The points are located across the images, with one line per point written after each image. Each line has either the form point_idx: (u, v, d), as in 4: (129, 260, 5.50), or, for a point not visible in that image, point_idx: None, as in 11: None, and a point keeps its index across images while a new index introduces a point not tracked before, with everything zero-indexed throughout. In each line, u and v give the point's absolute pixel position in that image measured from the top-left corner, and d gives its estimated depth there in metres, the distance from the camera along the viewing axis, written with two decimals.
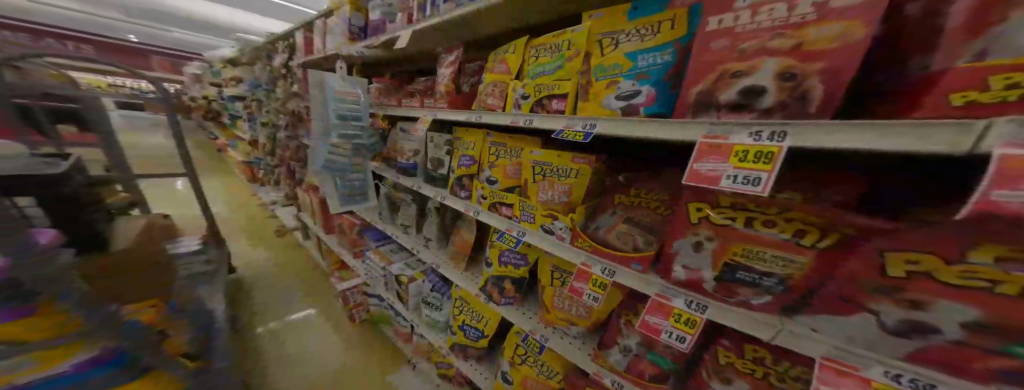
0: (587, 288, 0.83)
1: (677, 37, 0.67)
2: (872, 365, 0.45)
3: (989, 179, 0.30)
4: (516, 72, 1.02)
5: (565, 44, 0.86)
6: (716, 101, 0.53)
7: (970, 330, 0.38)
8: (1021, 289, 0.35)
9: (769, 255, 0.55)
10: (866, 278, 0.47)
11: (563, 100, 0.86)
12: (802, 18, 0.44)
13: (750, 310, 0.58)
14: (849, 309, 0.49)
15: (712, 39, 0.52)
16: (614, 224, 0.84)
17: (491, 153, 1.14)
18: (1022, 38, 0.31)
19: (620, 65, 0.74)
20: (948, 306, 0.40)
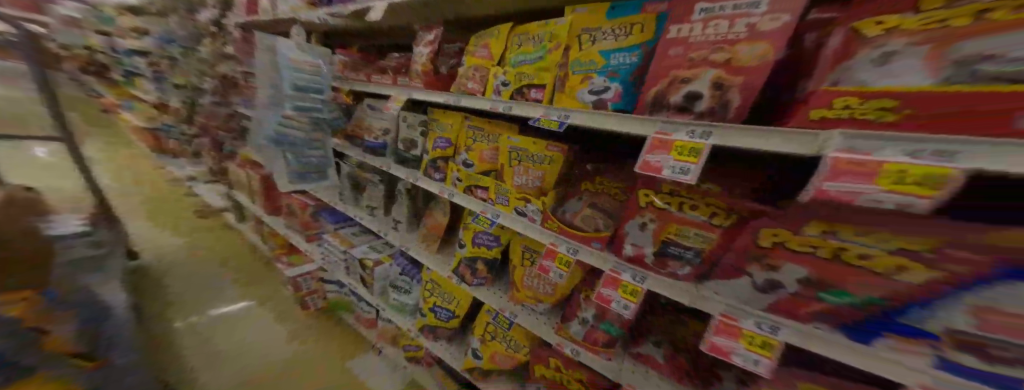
0: (553, 265, 0.91)
1: (647, 39, 0.73)
2: (746, 318, 0.58)
3: (824, 175, 0.41)
4: (497, 58, 1.05)
5: (547, 36, 0.90)
6: (667, 103, 0.60)
7: (803, 284, 0.51)
8: (831, 253, 0.48)
9: (693, 232, 0.66)
10: (748, 249, 0.58)
11: (541, 91, 0.91)
12: (737, 36, 0.52)
13: (676, 280, 0.68)
14: (735, 273, 0.61)
15: (671, 46, 0.59)
16: (579, 209, 0.93)
17: (469, 137, 1.18)
18: (860, 72, 0.42)
19: (594, 62, 0.80)
20: (791, 268, 0.53)
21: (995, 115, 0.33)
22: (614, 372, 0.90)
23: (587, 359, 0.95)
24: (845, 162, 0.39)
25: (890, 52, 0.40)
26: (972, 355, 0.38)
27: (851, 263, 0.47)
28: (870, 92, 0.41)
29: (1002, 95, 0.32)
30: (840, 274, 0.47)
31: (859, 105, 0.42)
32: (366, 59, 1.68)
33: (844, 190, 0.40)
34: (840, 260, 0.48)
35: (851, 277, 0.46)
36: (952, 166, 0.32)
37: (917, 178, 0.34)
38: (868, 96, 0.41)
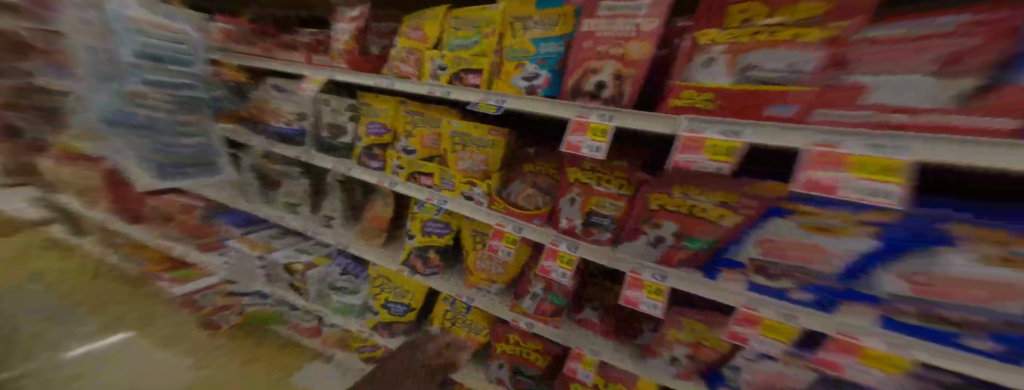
0: (501, 245, 0.97)
1: (569, 31, 0.80)
2: (646, 271, 0.77)
3: (679, 149, 0.57)
4: (433, 41, 1.04)
5: (482, 21, 0.92)
6: (583, 90, 0.69)
7: (676, 235, 0.77)
8: (686, 207, 0.77)
9: (608, 203, 0.85)
10: (642, 213, 0.81)
11: (479, 76, 0.93)
12: (629, 34, 0.62)
13: (598, 245, 0.84)
14: (636, 235, 0.82)
15: (585, 39, 0.67)
16: (520, 189, 1.00)
17: (407, 122, 1.18)
18: (696, 73, 0.62)
19: (525, 50, 0.85)
20: (668, 223, 0.78)
21: (758, 108, 0.54)
22: (567, 339, 1.02)
23: (540, 329, 1.06)
24: (694, 140, 0.56)
25: (710, 59, 0.60)
26: (760, 275, 0.68)
27: (699, 215, 0.75)
28: (702, 87, 0.60)
29: (766, 92, 0.54)
30: (692, 223, 0.76)
31: (697, 96, 0.60)
32: (264, 31, 1.48)
33: (690, 159, 0.56)
34: (692, 214, 0.76)
35: (696, 224, 0.75)
36: (739, 140, 0.53)
37: (721, 150, 0.54)
38: (701, 89, 0.60)
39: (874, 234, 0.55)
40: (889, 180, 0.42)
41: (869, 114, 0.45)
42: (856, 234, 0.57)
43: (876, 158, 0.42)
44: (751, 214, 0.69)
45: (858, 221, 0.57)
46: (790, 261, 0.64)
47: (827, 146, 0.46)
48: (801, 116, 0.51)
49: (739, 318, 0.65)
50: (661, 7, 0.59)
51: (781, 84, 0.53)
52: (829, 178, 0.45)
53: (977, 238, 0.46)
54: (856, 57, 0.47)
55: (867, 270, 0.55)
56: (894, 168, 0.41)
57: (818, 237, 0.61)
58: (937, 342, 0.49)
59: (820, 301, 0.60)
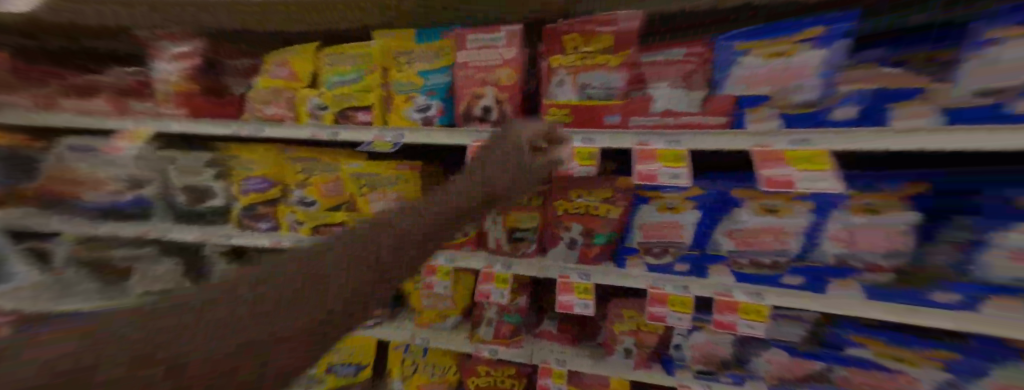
0: (434, 279, 1.17)
1: (452, 61, 0.82)
2: (573, 273, 0.99)
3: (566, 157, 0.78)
4: (308, 80, 0.95)
5: (360, 57, 0.88)
6: (473, 114, 0.79)
7: (585, 234, 1.01)
8: (580, 207, 1.02)
9: (524, 217, 1.07)
10: (555, 219, 1.05)
11: (369, 112, 0.89)
12: (498, 62, 0.77)
13: (529, 257, 1.07)
14: (555, 240, 1.06)
15: (463, 68, 0.79)
16: (454, 217, 1.13)
17: (296, 170, 1.05)
18: (554, 91, 0.84)
19: (413, 82, 0.84)
20: (574, 226, 1.03)
21: (599, 120, 0.81)
22: (534, 358, 1.10)
23: (502, 353, 1.11)
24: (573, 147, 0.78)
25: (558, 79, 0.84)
26: (650, 256, 0.97)
27: (596, 215, 1.01)
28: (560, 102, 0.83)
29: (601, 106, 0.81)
30: (590, 221, 1.01)
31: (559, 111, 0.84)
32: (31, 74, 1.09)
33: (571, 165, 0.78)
34: (591, 215, 1.01)
35: (592, 221, 1.01)
36: (592, 145, 0.79)
37: (584, 155, 0.80)
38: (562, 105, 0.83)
39: (692, 206, 0.93)
40: (679, 166, 0.73)
41: (662, 117, 0.79)
42: (687, 209, 0.94)
43: (669, 149, 0.75)
44: (626, 206, 0.99)
45: (682, 197, 0.95)
46: (654, 238, 0.98)
47: (644, 144, 0.76)
48: (625, 122, 0.81)
49: (652, 298, 0.89)
50: (514, 38, 0.76)
51: (608, 98, 0.81)
52: (649, 171, 0.74)
53: (748, 198, 0.89)
54: (645, 75, 0.82)
55: (705, 230, 0.94)
56: (680, 155, 0.75)
57: (667, 214, 0.96)
58: (770, 285, 0.83)
59: (693, 269, 0.91)
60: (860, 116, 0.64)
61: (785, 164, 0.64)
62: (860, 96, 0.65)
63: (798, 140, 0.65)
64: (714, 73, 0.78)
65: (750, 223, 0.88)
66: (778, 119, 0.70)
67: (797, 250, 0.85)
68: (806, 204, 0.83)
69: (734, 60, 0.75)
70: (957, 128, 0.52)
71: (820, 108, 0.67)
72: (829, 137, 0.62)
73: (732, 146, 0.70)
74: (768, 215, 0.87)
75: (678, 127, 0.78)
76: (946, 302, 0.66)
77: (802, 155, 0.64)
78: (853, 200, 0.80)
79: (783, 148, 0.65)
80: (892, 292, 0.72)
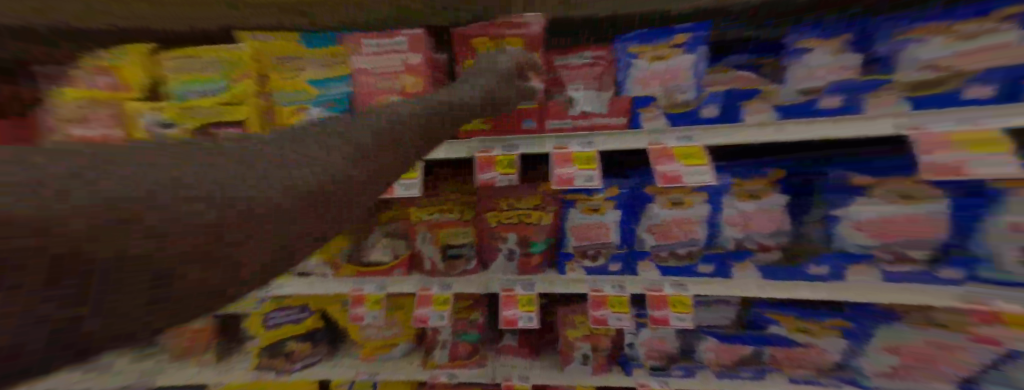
0: (365, 310, 0.99)
1: (351, 72, 0.77)
2: (518, 284, 0.97)
3: (479, 173, 0.81)
4: (140, 90, 0.79)
5: (225, 63, 0.78)
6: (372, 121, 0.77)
7: (519, 244, 0.99)
8: (515, 215, 0.99)
9: (456, 232, 1.02)
10: (491, 233, 1.00)
11: (240, 127, 0.78)
12: (397, 70, 0.77)
13: (470, 274, 1.02)
14: (495, 252, 1.02)
15: (361, 75, 0.77)
16: (377, 241, 1.01)
17: None
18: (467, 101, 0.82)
19: (306, 91, 0.78)
20: (510, 235, 0.99)
21: (518, 125, 0.84)
22: (495, 374, 1.06)
23: (459, 375, 1.07)
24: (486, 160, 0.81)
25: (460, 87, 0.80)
26: (586, 259, 0.98)
27: (530, 222, 0.98)
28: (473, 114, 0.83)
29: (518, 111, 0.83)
30: (524, 228, 0.98)
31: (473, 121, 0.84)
32: None
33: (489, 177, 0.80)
34: (526, 223, 0.98)
35: (527, 228, 0.98)
36: (514, 152, 0.82)
37: (506, 163, 0.81)
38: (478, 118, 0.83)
39: (613, 205, 0.95)
40: (591, 167, 0.77)
41: (574, 121, 0.83)
42: (609, 209, 0.96)
43: (582, 152, 0.80)
44: (557, 212, 0.99)
45: (603, 198, 0.96)
46: (586, 241, 0.97)
47: (562, 147, 0.81)
48: (541, 126, 0.84)
49: (594, 301, 0.89)
50: (418, 45, 0.76)
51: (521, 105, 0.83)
52: (564, 174, 0.76)
53: (658, 194, 0.93)
54: (557, 79, 0.83)
55: (630, 228, 0.95)
56: (592, 157, 0.79)
57: (593, 215, 0.97)
58: (689, 274, 0.90)
59: (623, 267, 0.95)
60: (726, 114, 0.76)
61: (674, 160, 0.72)
62: (717, 97, 0.77)
63: (684, 135, 0.77)
64: (614, 74, 0.81)
65: (662, 218, 0.93)
66: (657, 120, 0.80)
67: (705, 239, 0.92)
68: (703, 195, 0.91)
69: (627, 63, 0.80)
70: (788, 124, 0.71)
71: (693, 109, 0.78)
72: (704, 132, 0.76)
73: (632, 144, 0.79)
74: (676, 208, 0.92)
75: (587, 129, 0.83)
76: (811, 273, 0.84)
77: (685, 151, 0.74)
78: (737, 187, 0.89)
79: (672, 145, 0.75)
80: (777, 269, 0.86)
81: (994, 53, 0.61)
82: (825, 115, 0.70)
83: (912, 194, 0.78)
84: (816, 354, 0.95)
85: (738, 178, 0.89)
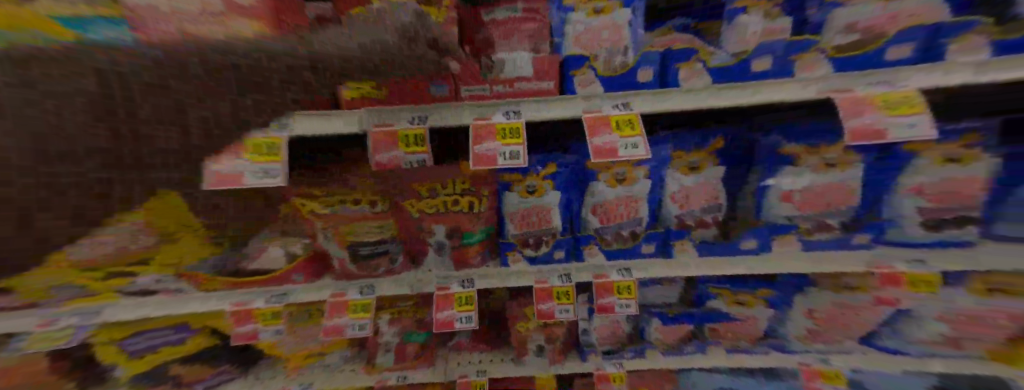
0: (257, 326, 0.81)
1: (124, 11, 0.55)
2: (451, 281, 0.85)
3: (373, 153, 0.66)
4: None
5: None
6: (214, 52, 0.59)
7: (449, 234, 0.87)
8: (439, 203, 0.84)
9: (368, 227, 0.83)
10: (414, 226, 0.86)
11: None
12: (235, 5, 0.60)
13: (396, 273, 0.87)
14: (423, 245, 0.88)
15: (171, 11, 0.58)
16: (266, 242, 0.82)
17: None
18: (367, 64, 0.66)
19: (55, 35, 0.54)
20: (437, 227, 0.86)
21: (427, 92, 0.70)
22: (448, 376, 0.94)
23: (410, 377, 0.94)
24: (384, 135, 0.67)
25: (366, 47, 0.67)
26: (525, 247, 0.88)
27: (457, 210, 0.85)
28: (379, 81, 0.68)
29: (420, 76, 0.68)
30: (451, 217, 0.85)
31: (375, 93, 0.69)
32: None
33: (389, 157, 0.66)
34: (453, 211, 0.85)
35: (454, 217, 0.85)
36: (422, 126, 0.69)
37: (405, 139, 0.67)
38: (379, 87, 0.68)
39: (552, 186, 0.84)
40: (518, 142, 0.65)
41: (497, 87, 0.71)
42: (547, 190, 0.84)
43: (508, 122, 0.68)
44: (488, 199, 0.85)
45: (539, 177, 0.83)
46: (525, 228, 0.88)
47: (483, 118, 0.69)
48: (456, 95, 0.70)
49: (538, 294, 0.82)
50: None
51: (432, 67, 0.67)
52: (490, 150, 0.64)
53: (602, 170, 0.85)
54: (485, 40, 0.70)
55: (572, 208, 0.87)
56: (518, 127, 0.67)
57: (531, 198, 0.85)
58: (633, 256, 0.86)
59: (567, 253, 0.88)
60: (664, 78, 0.70)
61: (609, 130, 0.65)
62: (652, 60, 0.69)
63: (620, 103, 0.71)
64: (551, 33, 0.69)
65: (606, 197, 0.86)
66: (593, 84, 0.71)
67: (648, 218, 0.87)
68: (645, 169, 0.84)
69: (564, 15, 0.67)
70: (720, 88, 0.69)
71: (630, 71, 0.70)
72: (642, 98, 0.71)
73: (568, 114, 0.71)
74: (618, 186, 0.85)
75: (519, 96, 0.72)
76: (744, 248, 0.85)
77: (622, 120, 0.67)
78: (678, 160, 0.83)
79: (609, 114, 0.68)
80: (715, 247, 0.86)
81: (895, 22, 0.63)
82: (759, 80, 0.68)
83: (840, 162, 0.80)
84: (750, 322, 0.97)
85: (679, 149, 0.83)
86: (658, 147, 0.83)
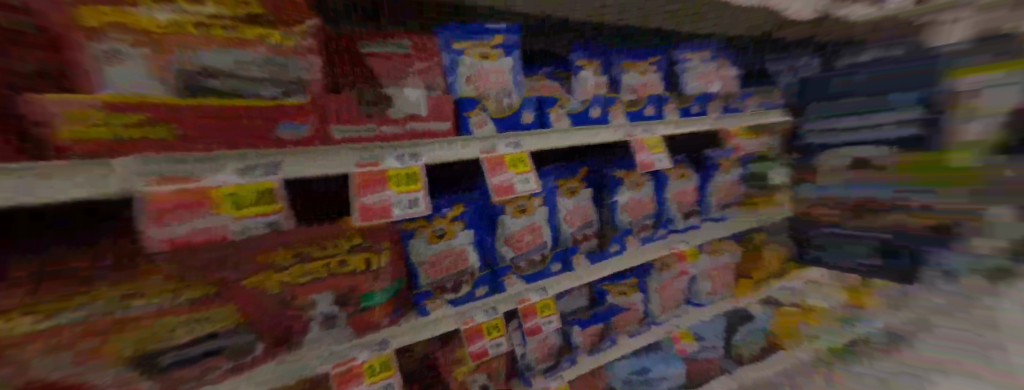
0: None
1: None
2: (358, 352, 0.65)
3: (154, 228, 0.46)
4: None
5: None
6: None
7: (335, 302, 0.66)
8: (315, 268, 0.63)
9: (179, 324, 0.52)
10: (279, 308, 0.60)
11: None
12: None
13: (247, 370, 0.57)
14: (302, 324, 0.63)
15: None
16: None
17: None
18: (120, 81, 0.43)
19: None
20: (318, 297, 0.64)
21: (270, 134, 0.54)
22: None
23: None
24: (198, 193, 0.48)
25: (115, 50, 0.42)
26: (448, 292, 0.81)
27: (342, 271, 0.66)
28: (154, 105, 0.45)
29: (256, 111, 0.52)
30: (337, 281, 0.65)
31: (151, 129, 0.45)
32: None
33: (190, 230, 0.49)
34: (337, 275, 0.65)
35: (338, 281, 0.66)
36: (272, 178, 0.55)
37: (228, 200, 0.51)
38: (160, 120, 0.46)
39: (462, 227, 0.81)
40: (416, 189, 0.66)
41: (383, 128, 0.65)
42: (458, 231, 0.80)
43: (403, 168, 0.66)
44: (396, 241, 0.72)
45: (448, 220, 0.79)
46: (440, 275, 0.79)
47: (370, 164, 0.63)
48: (327, 137, 0.59)
49: (468, 336, 0.77)
50: None
51: (274, 99, 0.54)
52: (386, 199, 0.62)
53: (505, 204, 0.88)
54: (365, 72, 0.62)
55: (485, 245, 0.86)
56: (414, 172, 0.67)
57: (439, 243, 0.78)
58: (547, 276, 0.97)
59: (490, 286, 0.87)
60: (541, 121, 0.87)
61: (506, 169, 0.78)
62: (531, 105, 0.85)
63: (509, 142, 0.81)
64: (439, 72, 0.70)
65: (513, 229, 0.89)
66: (484, 127, 0.78)
67: (551, 240, 0.98)
68: (540, 199, 0.95)
69: (453, 58, 0.71)
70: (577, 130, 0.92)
71: (515, 114, 0.82)
72: (526, 140, 0.83)
73: (469, 154, 0.75)
74: (522, 217, 0.91)
75: (411, 137, 0.68)
76: (612, 252, 1.12)
77: (516, 158, 0.80)
78: (562, 187, 1.00)
79: (502, 153, 0.79)
80: (593, 255, 1.08)
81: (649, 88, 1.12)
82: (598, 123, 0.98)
83: (636, 183, 1.17)
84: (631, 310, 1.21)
85: (561, 179, 1.00)
86: (546, 178, 0.96)
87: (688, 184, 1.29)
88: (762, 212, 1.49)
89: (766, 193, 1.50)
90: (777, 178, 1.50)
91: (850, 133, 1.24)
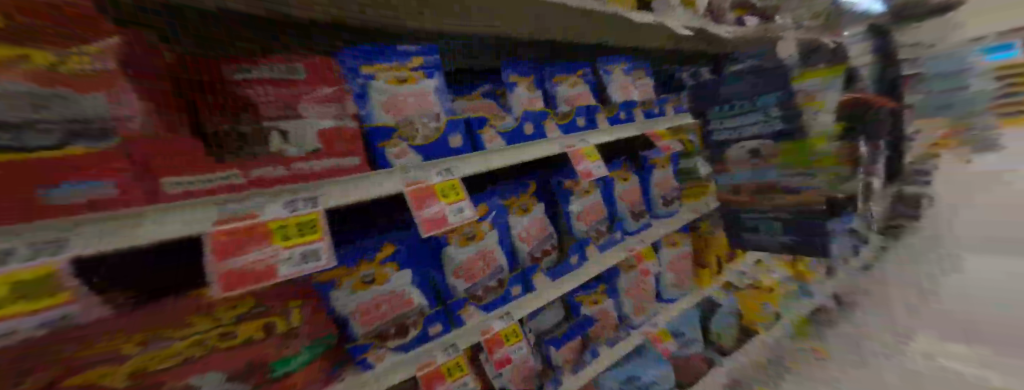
0: None
1: None
2: None
3: None
4: None
5: None
6: None
7: (229, 382, 0.48)
8: (184, 346, 0.45)
9: None
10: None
11: None
12: None
13: None
14: None
15: None
16: None
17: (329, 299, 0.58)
18: None
19: None
20: (199, 380, 0.45)
21: (25, 191, 0.29)
22: None
23: None
24: None
25: None
26: (390, 340, 0.68)
27: (231, 344, 0.49)
28: None
29: (49, 161, 0.31)
30: (226, 357, 0.48)
31: None
32: None
33: None
34: (223, 349, 0.48)
35: (229, 358, 0.49)
36: (55, 258, 0.29)
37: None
38: None
39: (396, 267, 0.70)
40: (318, 238, 0.44)
41: (254, 172, 0.49)
42: (390, 274, 0.69)
43: (294, 215, 0.45)
44: (307, 291, 0.60)
45: (374, 263, 0.67)
46: (376, 324, 0.66)
47: (239, 218, 0.41)
48: (152, 196, 0.39)
49: (428, 380, 0.65)
50: None
51: (61, 144, 0.31)
52: (263, 257, 0.39)
53: (450, 235, 0.80)
54: (237, 102, 0.49)
55: (434, 279, 0.78)
56: (315, 218, 0.46)
57: (366, 290, 0.65)
58: (507, 302, 0.91)
59: (445, 324, 0.77)
60: (473, 142, 0.82)
61: (436, 200, 0.62)
62: (459, 127, 0.79)
63: (443, 169, 0.71)
64: (348, 96, 0.63)
65: (461, 260, 0.81)
66: (409, 156, 0.69)
67: (508, 262, 0.95)
68: (488, 222, 0.89)
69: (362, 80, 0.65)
70: (513, 147, 0.87)
71: (440, 139, 0.75)
72: (457, 163, 0.74)
73: (387, 190, 0.60)
74: (470, 244, 0.84)
75: (300, 179, 0.53)
76: (573, 263, 1.08)
77: (444, 188, 0.66)
78: (510, 207, 0.98)
79: (432, 182, 0.65)
80: (556, 270, 1.04)
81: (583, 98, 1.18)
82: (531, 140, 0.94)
83: (589, 189, 1.18)
84: (607, 316, 1.27)
85: (507, 199, 0.98)
86: (492, 199, 0.94)
87: (633, 186, 1.32)
88: (697, 203, 1.63)
89: (699, 185, 1.64)
90: (703, 169, 1.62)
91: (738, 131, 1.37)
